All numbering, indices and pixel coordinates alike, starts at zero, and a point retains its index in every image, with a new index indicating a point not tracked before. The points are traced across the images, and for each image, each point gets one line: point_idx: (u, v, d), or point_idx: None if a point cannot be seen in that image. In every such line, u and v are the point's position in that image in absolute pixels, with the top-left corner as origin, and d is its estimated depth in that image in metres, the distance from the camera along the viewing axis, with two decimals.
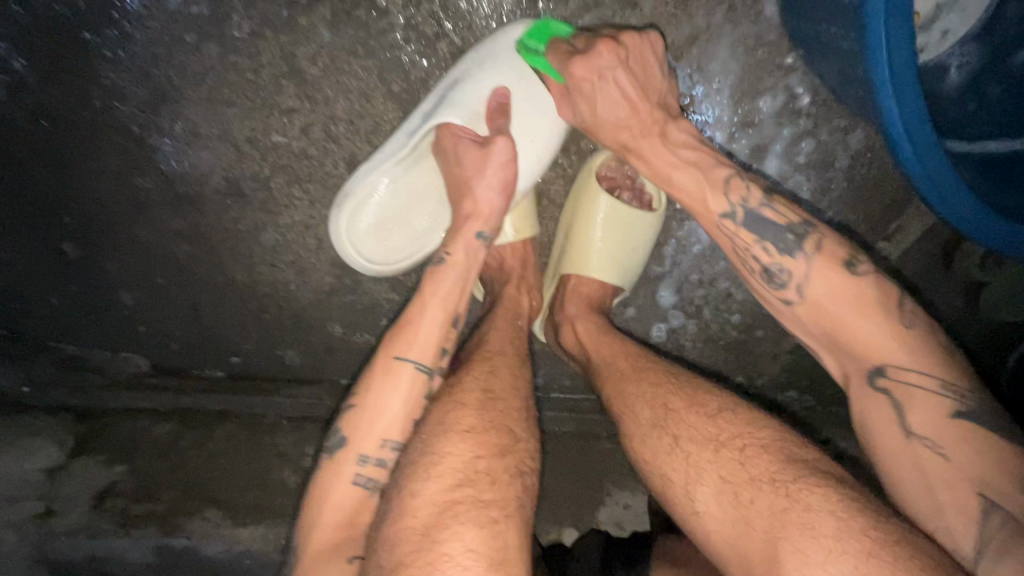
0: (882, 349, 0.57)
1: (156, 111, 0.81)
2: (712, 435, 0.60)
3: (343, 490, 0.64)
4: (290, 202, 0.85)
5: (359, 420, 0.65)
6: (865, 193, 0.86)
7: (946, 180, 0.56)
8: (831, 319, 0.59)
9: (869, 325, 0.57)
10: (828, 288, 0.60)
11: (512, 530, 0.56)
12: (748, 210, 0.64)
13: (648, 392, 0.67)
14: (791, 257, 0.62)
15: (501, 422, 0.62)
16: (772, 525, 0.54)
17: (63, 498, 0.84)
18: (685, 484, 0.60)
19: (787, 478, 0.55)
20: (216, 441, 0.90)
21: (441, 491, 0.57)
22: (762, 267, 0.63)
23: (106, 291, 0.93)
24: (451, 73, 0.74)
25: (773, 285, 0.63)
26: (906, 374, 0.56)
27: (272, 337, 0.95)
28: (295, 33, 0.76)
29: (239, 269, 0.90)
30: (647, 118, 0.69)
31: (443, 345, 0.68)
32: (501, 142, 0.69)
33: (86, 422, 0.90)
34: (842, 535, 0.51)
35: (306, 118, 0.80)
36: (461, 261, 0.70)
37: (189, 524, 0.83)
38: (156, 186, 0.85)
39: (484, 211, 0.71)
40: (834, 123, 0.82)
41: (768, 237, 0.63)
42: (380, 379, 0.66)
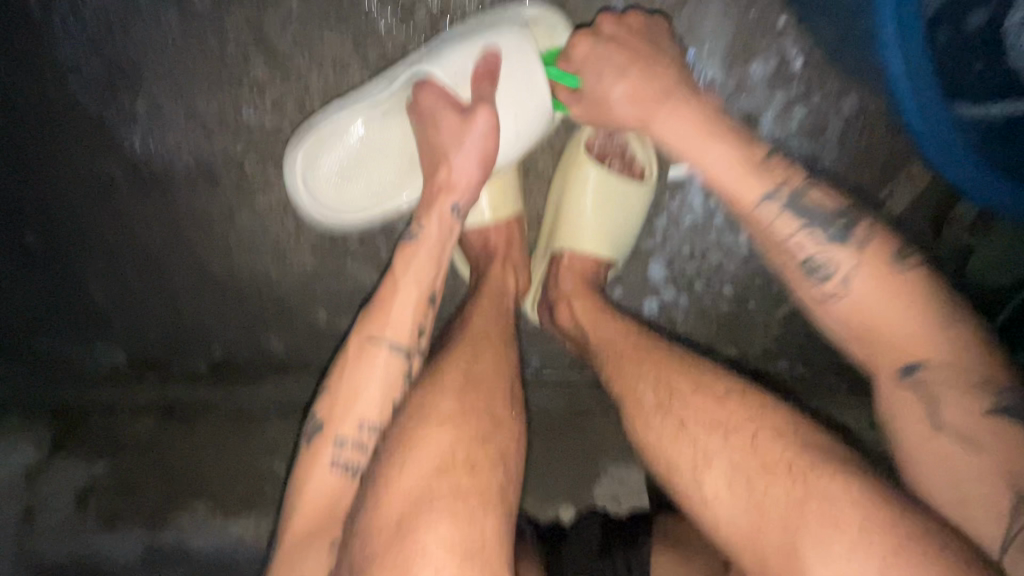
0: (919, 345, 0.54)
1: (114, 89, 0.76)
2: (718, 420, 0.56)
3: (322, 475, 0.62)
4: (266, 184, 0.81)
5: (336, 404, 0.63)
6: (865, 157, 0.83)
7: (949, 136, 0.54)
8: (871, 319, 0.56)
9: (908, 319, 0.55)
10: (874, 285, 0.57)
11: (491, 518, 0.53)
12: (792, 192, 0.61)
13: (652, 375, 0.63)
14: (840, 245, 0.59)
15: (481, 407, 0.58)
16: (789, 514, 0.50)
17: (43, 498, 0.83)
18: (692, 469, 0.56)
19: (805, 465, 0.51)
20: (200, 435, 0.87)
21: (414, 481, 0.54)
22: (806, 257, 0.60)
23: (75, 283, 0.88)
24: (451, 30, 0.70)
25: (812, 276, 0.59)
26: (941, 371, 0.53)
27: (255, 325, 0.90)
28: (261, 1, 0.72)
29: (215, 254, 0.86)
30: (656, 91, 0.65)
31: (420, 323, 0.65)
32: (484, 113, 0.64)
33: (64, 420, 0.88)
34: (870, 528, 0.47)
35: (278, 91, 0.75)
36: (434, 239, 0.66)
37: (178, 518, 0.82)
38: (121, 169, 0.81)
39: (459, 184, 0.66)
40: (827, 87, 0.79)
41: (815, 222, 0.60)
42: (353, 361, 0.64)
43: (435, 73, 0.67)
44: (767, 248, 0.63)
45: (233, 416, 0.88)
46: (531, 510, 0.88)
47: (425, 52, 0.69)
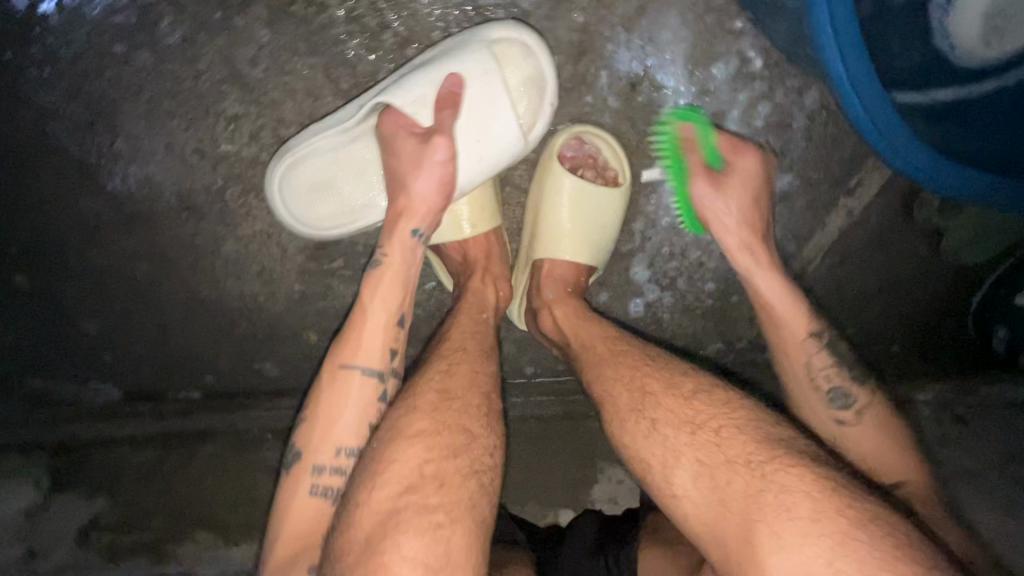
0: (905, 470, 0.66)
1: (93, 129, 0.78)
2: (688, 417, 0.58)
3: (302, 502, 0.63)
4: (248, 212, 0.82)
5: (312, 432, 0.64)
6: (831, 149, 0.87)
7: (894, 129, 0.57)
8: (874, 452, 0.67)
9: (897, 449, 0.67)
10: (878, 424, 0.69)
11: (460, 534, 0.53)
12: (831, 339, 0.71)
13: (626, 375, 0.64)
14: (862, 389, 0.70)
15: (454, 421, 0.58)
16: (748, 508, 0.51)
17: (43, 539, 0.84)
18: (663, 468, 0.57)
19: (761, 458, 0.52)
20: (197, 464, 0.88)
21: (384, 499, 0.54)
22: (828, 390, 0.69)
23: (66, 320, 0.89)
24: (420, 57, 0.72)
25: (831, 405, 0.69)
26: (919, 485, 0.65)
27: (247, 351, 0.91)
28: (229, 34, 0.74)
29: (203, 284, 0.87)
30: (766, 232, 0.73)
31: (391, 346, 0.66)
32: (439, 140, 0.67)
33: (63, 457, 0.88)
34: (819, 516, 0.48)
35: (253, 122, 0.77)
36: (398, 263, 0.68)
37: (180, 549, 0.85)
38: (104, 208, 0.82)
39: (420, 209, 0.68)
40: (788, 84, 0.82)
41: (843, 367, 0.70)
42: (327, 388, 0.64)
43: (395, 102, 0.69)
44: (791, 378, 0.71)
45: (229, 440, 0.90)
46: (532, 516, 0.91)
47: (390, 79, 0.71)
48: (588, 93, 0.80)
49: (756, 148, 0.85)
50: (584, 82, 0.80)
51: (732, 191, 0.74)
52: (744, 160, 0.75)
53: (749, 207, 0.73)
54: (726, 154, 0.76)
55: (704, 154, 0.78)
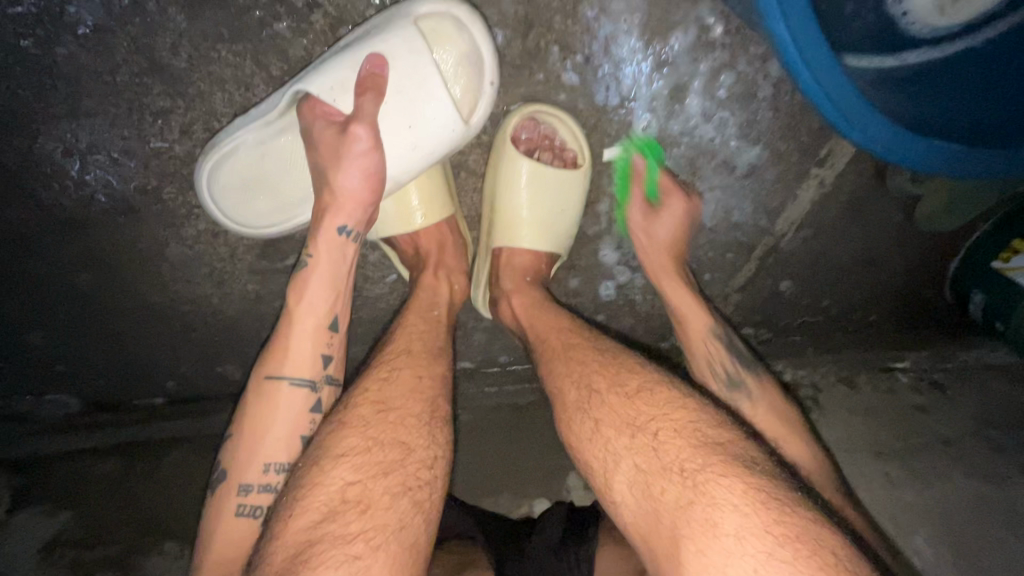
0: (798, 447, 0.73)
1: (11, 132, 0.72)
2: (630, 419, 0.57)
3: (231, 523, 0.62)
4: (189, 212, 0.78)
5: (237, 451, 0.63)
6: (799, 117, 0.83)
7: (849, 100, 0.57)
8: (770, 430, 0.74)
9: (789, 429, 0.75)
10: (771, 407, 0.77)
11: (379, 563, 0.50)
12: (728, 336, 0.80)
13: (575, 372, 0.64)
14: (755, 378, 0.79)
15: (387, 437, 0.57)
16: (676, 520, 0.50)
17: (6, 554, 0.81)
18: (603, 472, 0.57)
19: (694, 467, 0.51)
20: (165, 470, 0.85)
21: (302, 529, 0.52)
22: (726, 374, 0.78)
23: (11, 331, 0.85)
24: (344, 38, 0.68)
25: (727, 387, 0.78)
26: (808, 464, 0.72)
27: (206, 356, 0.88)
28: (144, 22, 0.68)
29: (151, 289, 0.83)
30: (677, 258, 0.83)
31: (323, 352, 0.65)
32: (359, 131, 0.64)
33: (24, 473, 0.85)
34: (743, 534, 0.47)
35: (184, 116, 0.73)
36: (327, 263, 0.66)
37: (147, 562, 0.81)
38: (34, 216, 0.77)
39: (346, 204, 0.66)
40: (751, 51, 0.78)
41: (737, 358, 0.79)
42: (255, 402, 0.64)
43: (313, 90, 0.65)
44: (696, 362, 0.80)
45: (197, 445, 0.87)
46: (506, 509, 0.87)
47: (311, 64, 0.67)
48: (540, 69, 0.76)
49: (720, 121, 0.82)
50: (534, 59, 0.76)
51: (660, 217, 0.82)
52: (677, 198, 0.82)
53: (671, 233, 0.82)
54: (665, 193, 0.82)
55: (645, 187, 0.82)
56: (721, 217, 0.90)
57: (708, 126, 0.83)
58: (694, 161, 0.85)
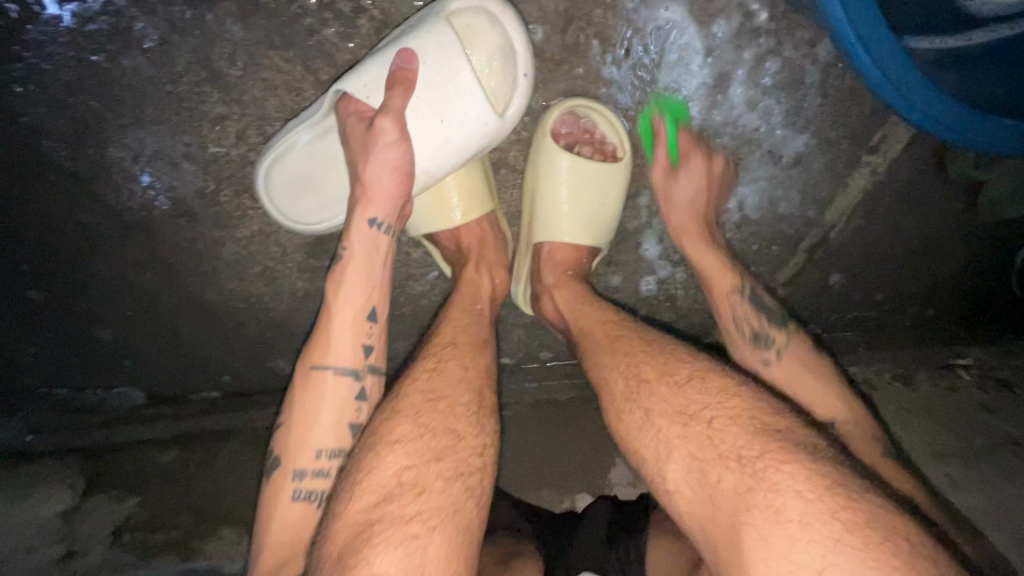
0: (833, 410, 0.70)
1: (82, 141, 0.77)
2: (680, 407, 0.56)
3: (286, 507, 0.65)
4: (243, 213, 0.82)
5: (288, 438, 0.65)
6: (848, 103, 0.81)
7: (912, 84, 0.56)
8: (804, 398, 0.71)
9: (824, 393, 0.71)
10: (799, 368, 0.73)
11: (436, 543, 0.52)
12: (753, 291, 0.75)
13: (622, 362, 0.64)
14: (783, 334, 0.74)
15: (438, 424, 0.58)
16: (735, 509, 0.49)
17: (82, 537, 0.84)
18: (656, 461, 0.56)
19: (753, 454, 0.50)
20: (223, 460, 0.90)
21: (361, 510, 0.54)
22: (753, 332, 0.74)
23: (82, 329, 0.91)
24: (380, 43, 0.71)
25: (759, 348, 0.74)
26: (851, 428, 0.69)
27: (258, 351, 0.93)
28: (204, 34, 0.73)
29: (208, 287, 0.88)
30: (706, 218, 0.78)
31: (363, 342, 0.67)
32: (384, 122, 0.65)
33: (93, 460, 0.90)
34: (807, 520, 0.46)
35: (238, 122, 0.76)
36: (361, 256, 0.67)
37: (206, 546, 0.85)
38: (104, 219, 0.82)
39: (376, 197, 0.67)
40: (797, 36, 0.77)
41: (764, 319, 0.74)
42: (302, 391, 0.66)
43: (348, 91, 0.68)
44: (723, 327, 0.76)
45: (250, 436, 0.91)
46: (547, 503, 0.88)
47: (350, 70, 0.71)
48: (581, 64, 0.76)
49: (766, 109, 0.81)
50: (574, 53, 0.76)
51: (682, 176, 0.78)
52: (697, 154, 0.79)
53: (696, 187, 0.78)
54: (686, 153, 0.79)
55: (666, 150, 0.79)
56: (767, 207, 0.88)
57: (752, 116, 0.81)
58: (738, 151, 0.83)
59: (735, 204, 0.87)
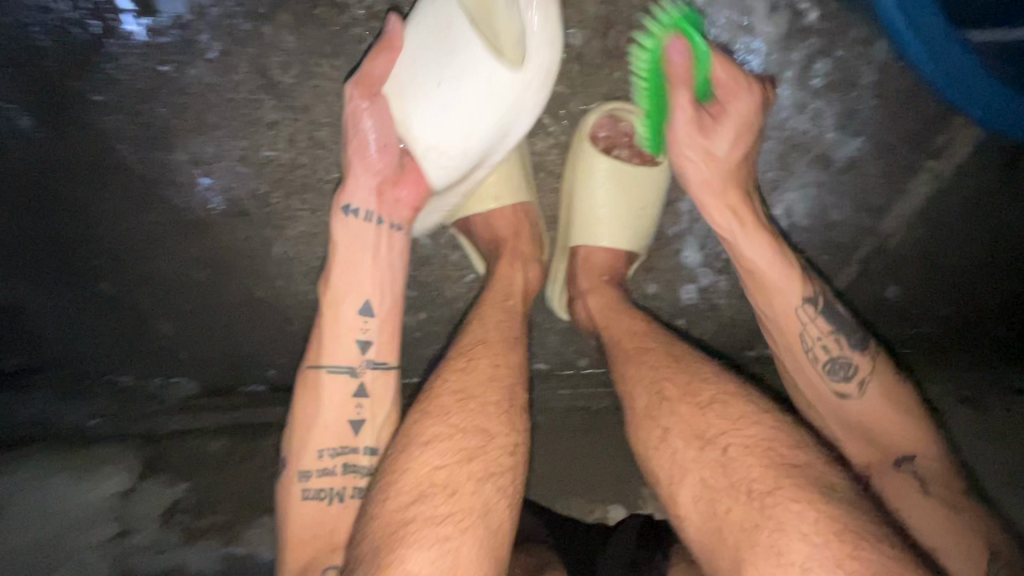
0: (910, 443, 0.66)
1: (151, 145, 0.83)
2: (699, 430, 0.55)
3: (300, 507, 0.68)
4: (292, 215, 0.86)
5: (291, 439, 0.69)
6: (906, 105, 0.77)
7: (963, 77, 0.54)
8: (878, 427, 0.66)
9: (902, 423, 0.66)
10: (879, 400, 0.66)
11: (471, 543, 0.53)
12: (827, 304, 0.67)
13: (648, 376, 0.62)
14: (860, 352, 0.67)
15: (470, 424, 0.59)
16: (740, 543, 0.49)
17: (137, 517, 0.90)
18: (669, 484, 0.55)
19: (763, 489, 0.49)
20: (265, 453, 0.94)
21: (395, 510, 0.55)
22: (830, 358, 0.66)
23: (145, 321, 0.97)
24: None
25: (836, 376, 0.66)
26: (926, 462, 0.65)
27: (302, 348, 0.97)
28: (262, 45, 0.77)
29: (258, 285, 0.92)
30: (736, 179, 0.68)
31: (358, 338, 0.69)
32: (353, 92, 0.67)
33: (151, 444, 0.96)
34: (812, 565, 0.45)
35: (290, 127, 0.81)
36: (345, 251, 0.69)
37: (247, 533, 0.89)
38: (167, 219, 0.88)
39: (351, 175, 0.69)
40: (850, 36, 0.74)
41: (841, 331, 0.66)
42: (302, 392, 0.70)
43: None
44: (787, 342, 0.67)
45: None
46: (578, 514, 0.86)
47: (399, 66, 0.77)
48: (620, 67, 0.76)
49: (816, 112, 0.78)
50: (614, 58, 0.76)
51: (709, 118, 0.67)
52: (730, 95, 0.66)
53: (737, 152, 0.68)
54: (719, 88, 0.67)
55: (696, 85, 0.67)
56: (816, 215, 0.84)
57: (800, 119, 0.78)
58: (786, 156, 0.80)
59: (782, 210, 0.83)
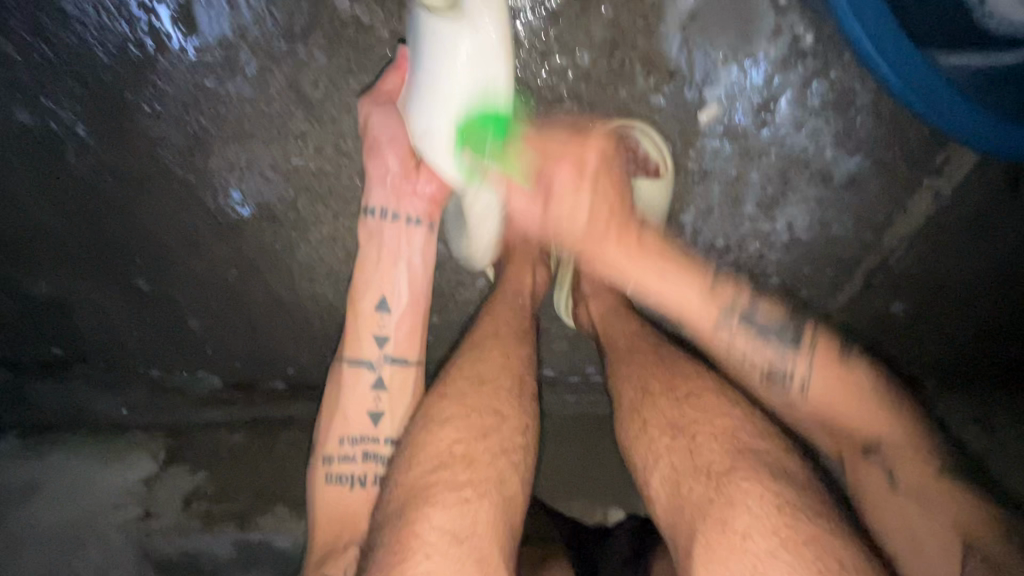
0: (872, 423, 0.63)
1: (191, 153, 0.90)
2: (674, 420, 0.62)
3: (327, 489, 0.77)
4: (317, 219, 0.92)
5: (319, 427, 0.79)
6: (904, 124, 0.80)
7: (923, 84, 0.70)
8: (834, 419, 0.64)
9: (860, 408, 0.63)
10: (826, 387, 0.64)
11: (487, 506, 0.59)
12: (743, 316, 0.68)
13: (635, 373, 0.69)
14: (797, 354, 0.66)
15: (484, 405, 0.65)
16: (694, 515, 0.56)
17: (159, 502, 0.96)
18: (644, 467, 0.63)
19: (719, 469, 0.57)
20: (282, 446, 0.98)
21: (420, 476, 0.60)
22: (767, 368, 0.66)
23: (176, 317, 1.02)
24: None
25: (773, 377, 0.66)
26: (894, 440, 0.63)
27: (321, 347, 1.02)
28: (296, 62, 0.84)
29: (282, 286, 0.98)
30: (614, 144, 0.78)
31: (377, 333, 0.79)
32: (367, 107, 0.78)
33: (175, 436, 1.01)
34: (751, 533, 0.53)
35: (318, 138, 0.87)
36: (371, 253, 0.79)
37: (261, 521, 0.93)
38: (203, 221, 0.95)
39: (375, 177, 0.79)
40: (845, 58, 0.78)
41: (773, 344, 0.66)
42: (331, 384, 0.80)
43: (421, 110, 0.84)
44: (716, 350, 0.69)
45: (309, 426, 1.00)
46: (579, 513, 0.89)
47: None
48: (625, 86, 0.81)
49: (814, 130, 0.81)
50: (620, 77, 0.81)
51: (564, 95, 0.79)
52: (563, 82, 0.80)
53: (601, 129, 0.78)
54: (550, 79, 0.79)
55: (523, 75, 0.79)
56: (817, 230, 0.86)
57: (798, 137, 0.82)
58: (787, 172, 0.83)
59: (784, 223, 0.86)
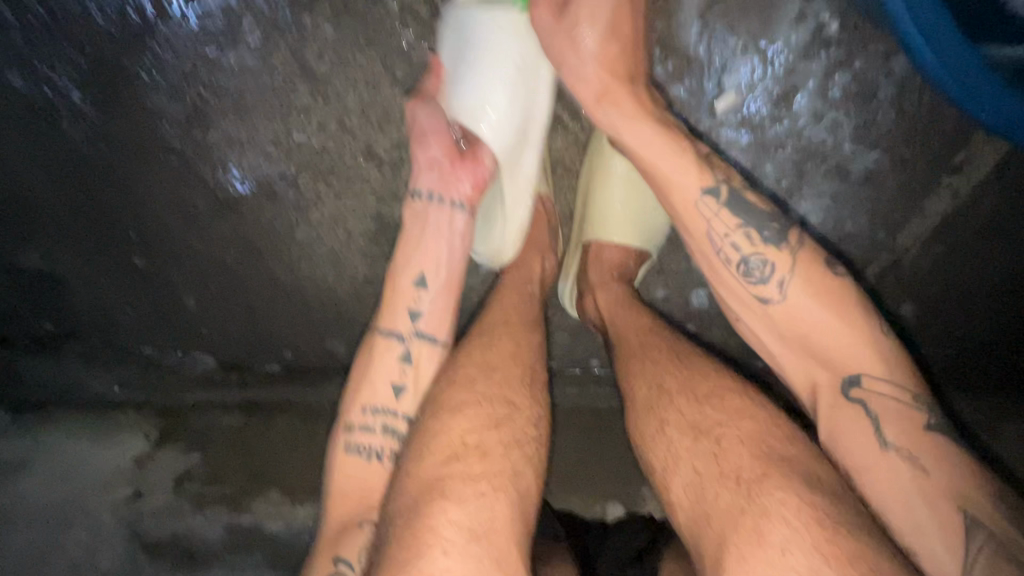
0: (857, 354, 0.60)
1: (191, 126, 0.88)
2: (695, 422, 0.61)
3: (346, 461, 0.73)
4: (319, 199, 0.90)
5: (348, 393, 0.76)
6: (928, 119, 0.78)
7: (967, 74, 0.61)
8: (809, 332, 0.61)
9: (843, 324, 0.60)
10: (807, 292, 0.62)
11: (504, 502, 0.57)
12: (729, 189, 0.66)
13: (650, 371, 0.67)
14: (776, 247, 0.63)
15: (496, 395, 0.63)
16: (724, 524, 0.54)
17: (150, 483, 0.94)
18: (663, 469, 0.61)
19: (751, 478, 0.55)
20: (279, 430, 0.97)
21: (431, 468, 0.59)
22: (740, 258, 0.64)
23: (172, 296, 1.00)
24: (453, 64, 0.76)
25: (753, 281, 0.63)
26: (879, 384, 0.59)
27: (319, 331, 0.99)
28: (302, 34, 0.81)
29: (281, 267, 0.95)
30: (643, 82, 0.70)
31: (413, 307, 0.76)
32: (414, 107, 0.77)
33: (166, 417, 0.99)
34: (789, 547, 0.51)
35: (322, 114, 0.85)
36: (415, 233, 0.77)
37: (254, 504, 0.90)
38: (202, 198, 0.92)
39: (421, 170, 0.77)
40: (871, 48, 0.75)
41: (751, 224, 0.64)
42: (361, 353, 0.77)
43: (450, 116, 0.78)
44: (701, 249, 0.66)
45: (303, 410, 0.98)
46: (577, 508, 0.86)
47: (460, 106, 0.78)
48: None
49: (833, 122, 0.79)
50: None
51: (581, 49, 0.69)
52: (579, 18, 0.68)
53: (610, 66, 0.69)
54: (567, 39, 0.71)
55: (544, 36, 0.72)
56: (831, 226, 0.84)
57: (817, 129, 0.79)
58: (803, 165, 0.81)
59: (798, 218, 0.84)
